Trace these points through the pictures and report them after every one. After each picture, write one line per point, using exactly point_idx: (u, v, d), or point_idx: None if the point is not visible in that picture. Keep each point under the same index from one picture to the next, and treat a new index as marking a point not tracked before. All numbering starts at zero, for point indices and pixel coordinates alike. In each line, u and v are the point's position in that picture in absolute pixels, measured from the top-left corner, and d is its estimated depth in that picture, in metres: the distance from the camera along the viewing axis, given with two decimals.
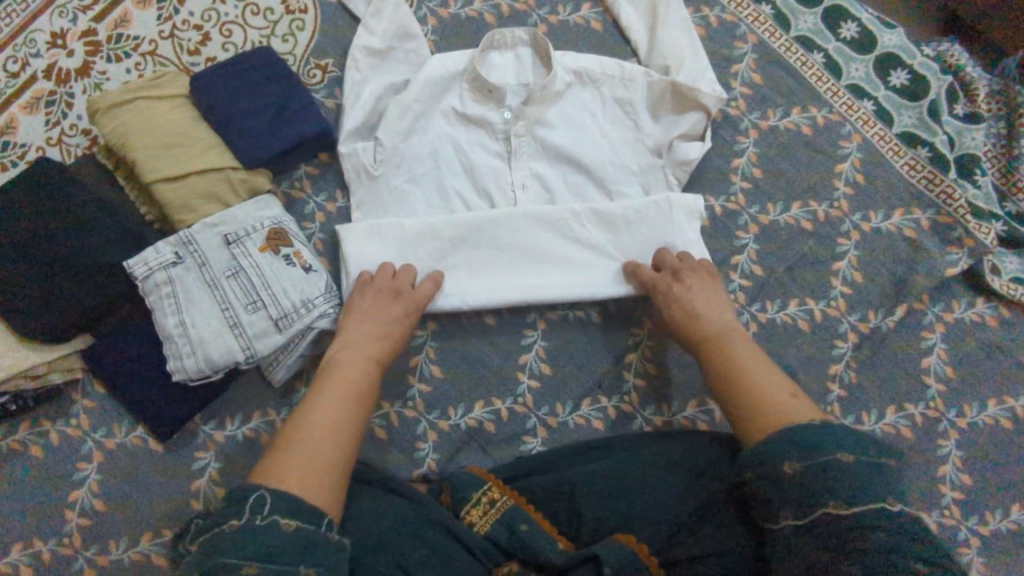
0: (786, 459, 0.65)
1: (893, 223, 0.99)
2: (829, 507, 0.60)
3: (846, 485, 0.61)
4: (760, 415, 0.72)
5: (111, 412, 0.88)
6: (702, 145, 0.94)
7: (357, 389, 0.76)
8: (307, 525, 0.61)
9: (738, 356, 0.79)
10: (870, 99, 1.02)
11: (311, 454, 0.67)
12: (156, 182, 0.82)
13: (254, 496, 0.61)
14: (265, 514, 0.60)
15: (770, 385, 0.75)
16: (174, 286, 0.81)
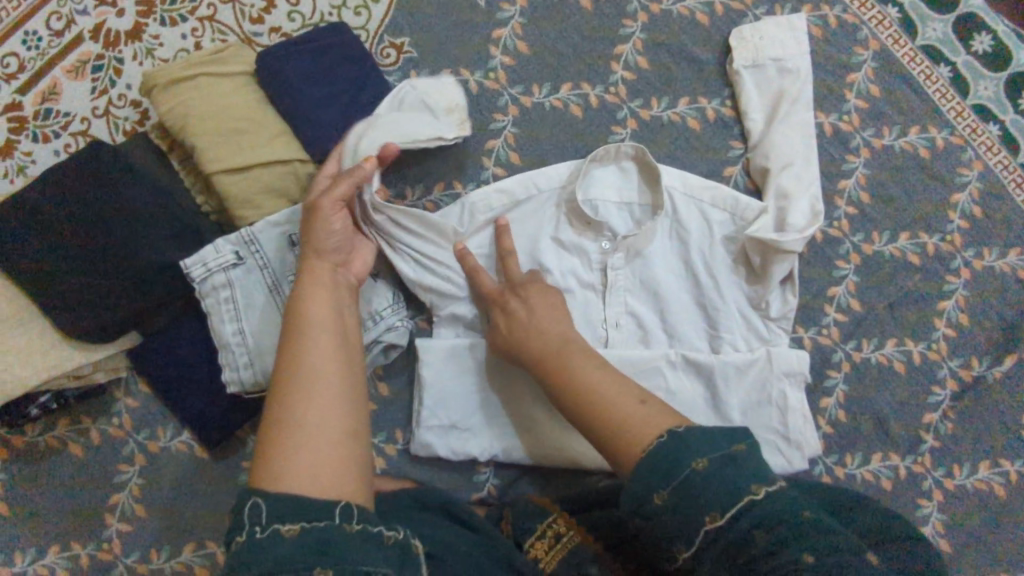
0: (654, 486, 0.60)
1: (1009, 262, 0.91)
2: (705, 523, 0.58)
3: (714, 495, 0.58)
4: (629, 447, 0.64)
5: (155, 413, 0.82)
6: (813, 218, 0.84)
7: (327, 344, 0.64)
8: (315, 522, 0.52)
9: (583, 370, 0.72)
10: (996, 122, 0.92)
11: (304, 444, 0.57)
12: (217, 173, 0.74)
13: (247, 506, 0.53)
14: (265, 524, 0.52)
15: (619, 395, 0.68)
16: (232, 289, 0.74)
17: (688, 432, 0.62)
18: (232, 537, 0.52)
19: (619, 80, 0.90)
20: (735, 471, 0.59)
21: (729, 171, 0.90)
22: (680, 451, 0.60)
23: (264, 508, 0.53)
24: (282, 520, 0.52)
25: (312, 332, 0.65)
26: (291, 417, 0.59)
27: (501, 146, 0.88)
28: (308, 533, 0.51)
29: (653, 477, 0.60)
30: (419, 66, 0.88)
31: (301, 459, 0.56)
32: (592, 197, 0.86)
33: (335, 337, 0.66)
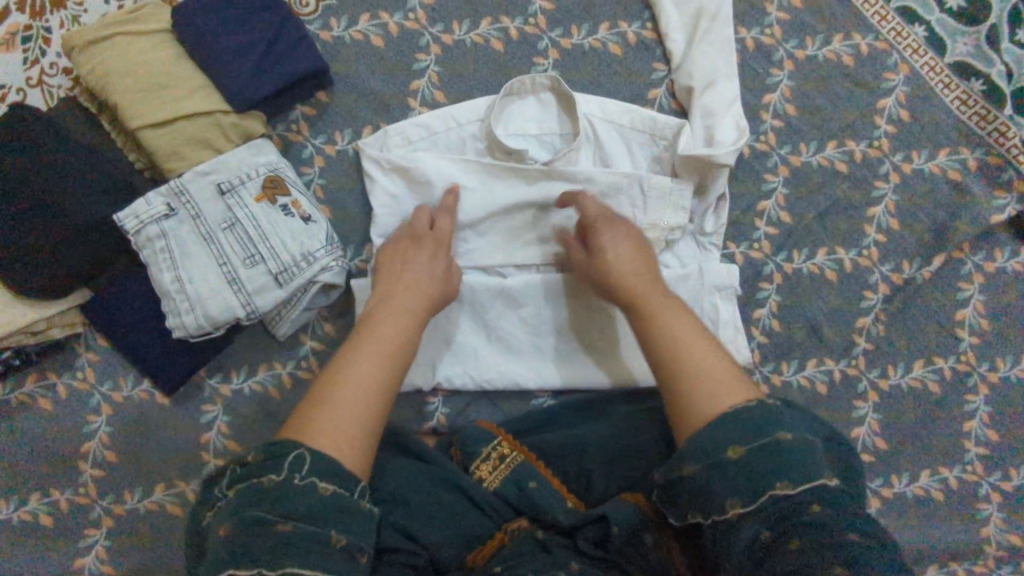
0: (726, 445, 0.61)
1: (938, 163, 0.91)
2: (775, 488, 0.58)
3: (764, 465, 0.59)
4: (683, 388, 0.66)
5: (116, 365, 0.87)
6: (738, 132, 0.86)
7: (395, 342, 0.70)
8: (342, 491, 0.59)
9: (665, 305, 0.73)
10: (922, 23, 0.92)
11: (342, 408, 0.63)
12: (142, 128, 0.77)
13: (293, 454, 0.60)
14: (304, 474, 0.59)
15: (695, 339, 0.69)
16: (168, 239, 0.77)
17: (736, 414, 0.62)
18: (267, 475, 0.58)
19: (538, 11, 0.91)
20: (772, 455, 0.59)
21: (653, 94, 0.91)
22: (733, 433, 0.61)
23: (309, 462, 0.60)
24: (320, 476, 0.59)
25: (377, 342, 0.70)
26: (338, 408, 0.63)
27: (426, 86, 0.90)
28: (337, 500, 0.59)
29: (676, 458, 0.63)
30: (339, 12, 0.89)
31: (337, 416, 0.63)
32: (513, 131, 0.89)
33: (390, 354, 0.69)
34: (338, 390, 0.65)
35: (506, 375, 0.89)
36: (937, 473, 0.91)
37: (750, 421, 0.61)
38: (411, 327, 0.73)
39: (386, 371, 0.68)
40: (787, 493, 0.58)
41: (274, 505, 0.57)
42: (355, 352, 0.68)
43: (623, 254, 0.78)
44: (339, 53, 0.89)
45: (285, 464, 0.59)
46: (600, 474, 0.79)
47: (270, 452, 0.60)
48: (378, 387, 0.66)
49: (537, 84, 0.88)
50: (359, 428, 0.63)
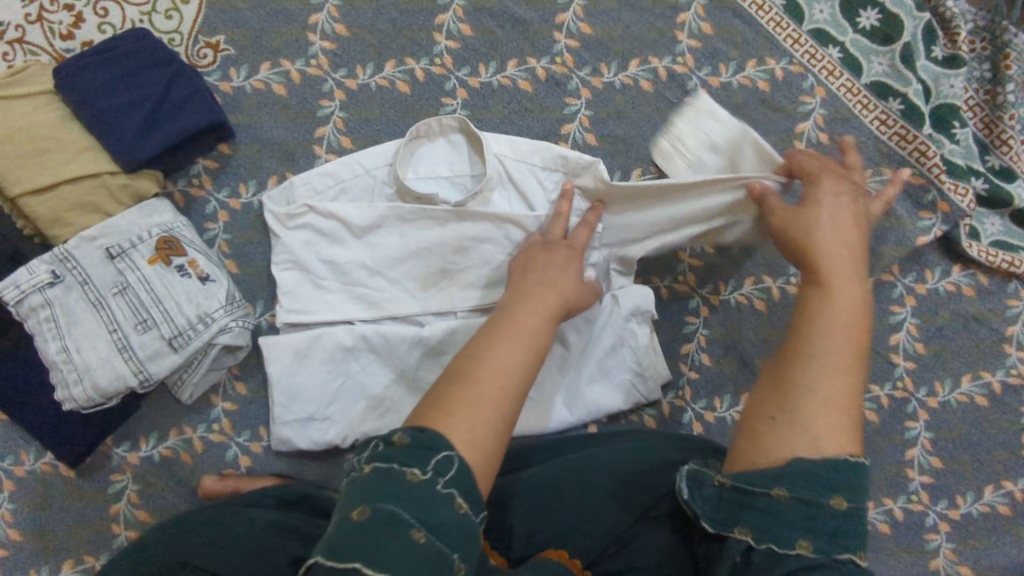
0: (830, 495, 0.56)
1: (861, 186, 0.89)
2: (854, 556, 0.55)
3: (855, 535, 0.56)
4: (803, 401, 0.62)
5: (17, 438, 0.83)
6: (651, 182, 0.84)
7: (536, 337, 0.64)
8: (472, 510, 0.52)
9: (823, 306, 0.66)
10: (836, 45, 0.90)
11: (480, 400, 0.57)
12: (22, 195, 0.74)
13: (434, 452, 0.53)
14: (447, 482, 0.52)
15: (834, 362, 0.63)
16: (53, 308, 0.74)
17: (852, 471, 0.58)
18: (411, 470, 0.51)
19: (443, 50, 0.89)
20: (856, 527, 0.56)
21: (566, 129, 0.89)
22: (818, 475, 0.57)
23: (454, 468, 0.53)
24: (460, 489, 0.52)
25: (518, 335, 0.64)
26: (464, 411, 0.56)
27: (331, 133, 0.87)
28: (462, 519, 0.51)
29: (769, 475, 0.58)
30: (238, 62, 0.87)
31: (479, 414, 0.56)
32: (424, 175, 0.87)
33: (528, 350, 0.63)
34: (480, 382, 0.58)
35: None
36: (880, 504, 0.88)
37: (858, 487, 0.57)
38: (548, 322, 0.67)
39: (519, 363, 0.62)
40: (855, 561, 0.55)
41: (420, 510, 0.50)
42: (497, 341, 0.62)
43: (835, 224, 0.71)
44: (240, 104, 0.87)
45: (428, 464, 0.52)
46: (523, 525, 0.76)
47: (425, 447, 0.53)
48: (516, 381, 0.60)
49: (444, 124, 0.86)
50: (494, 434, 0.57)
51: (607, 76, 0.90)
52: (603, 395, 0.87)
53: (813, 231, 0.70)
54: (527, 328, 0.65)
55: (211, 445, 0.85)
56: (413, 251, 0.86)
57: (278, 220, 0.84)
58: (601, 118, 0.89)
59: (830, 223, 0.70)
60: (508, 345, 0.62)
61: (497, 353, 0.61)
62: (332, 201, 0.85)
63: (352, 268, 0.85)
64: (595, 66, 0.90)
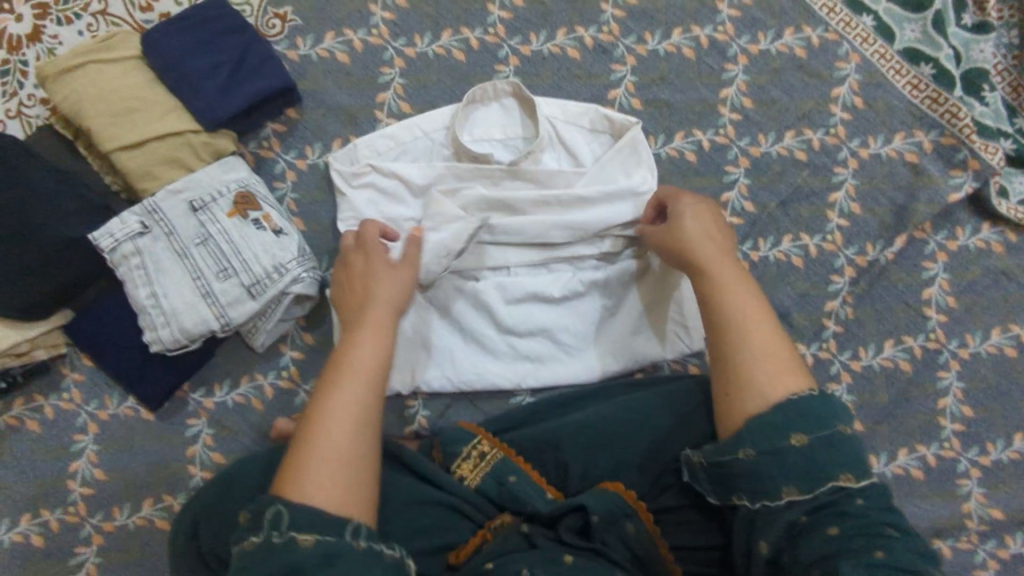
0: (787, 435, 0.65)
1: (894, 147, 0.94)
2: (838, 480, 0.63)
3: (841, 464, 0.64)
4: (739, 371, 0.70)
5: (100, 384, 0.89)
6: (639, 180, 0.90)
7: (370, 369, 0.71)
8: (328, 536, 0.58)
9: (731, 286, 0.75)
10: (869, 13, 0.95)
11: (321, 449, 0.64)
12: (115, 150, 0.80)
13: (272, 510, 0.60)
14: (282, 530, 0.58)
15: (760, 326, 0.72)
16: (142, 256, 0.80)
17: (804, 402, 0.67)
18: (249, 538, 0.59)
19: (497, 21, 0.94)
20: (831, 453, 0.64)
21: (612, 95, 0.94)
22: (780, 433, 0.65)
23: (287, 517, 0.59)
24: (298, 529, 0.58)
25: (352, 373, 0.70)
26: (304, 465, 0.63)
27: (391, 98, 0.92)
28: (320, 545, 0.57)
29: (732, 444, 0.68)
30: (304, 32, 0.92)
31: (322, 467, 0.63)
32: (478, 137, 0.92)
33: (360, 384, 0.69)
34: (315, 438, 0.65)
35: (484, 377, 0.91)
36: (914, 451, 0.92)
37: (819, 418, 0.66)
38: (382, 348, 0.73)
39: (351, 399, 0.68)
40: (841, 484, 0.63)
41: (269, 564, 0.57)
42: (332, 388, 0.69)
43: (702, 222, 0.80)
44: (306, 71, 0.92)
45: (263, 524, 0.59)
46: (578, 465, 0.81)
47: (255, 513, 0.60)
48: (351, 415, 0.67)
49: (497, 89, 0.91)
50: (343, 474, 0.64)
51: (651, 44, 0.95)
52: (648, 345, 0.92)
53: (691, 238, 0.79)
54: (354, 364, 0.71)
55: (280, 391, 0.90)
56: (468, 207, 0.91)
57: (342, 179, 0.89)
58: (646, 83, 0.94)
59: (699, 227, 0.79)
60: (337, 390, 0.69)
61: (335, 396, 0.68)
62: (393, 161, 0.90)
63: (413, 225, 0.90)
64: (640, 34, 0.95)
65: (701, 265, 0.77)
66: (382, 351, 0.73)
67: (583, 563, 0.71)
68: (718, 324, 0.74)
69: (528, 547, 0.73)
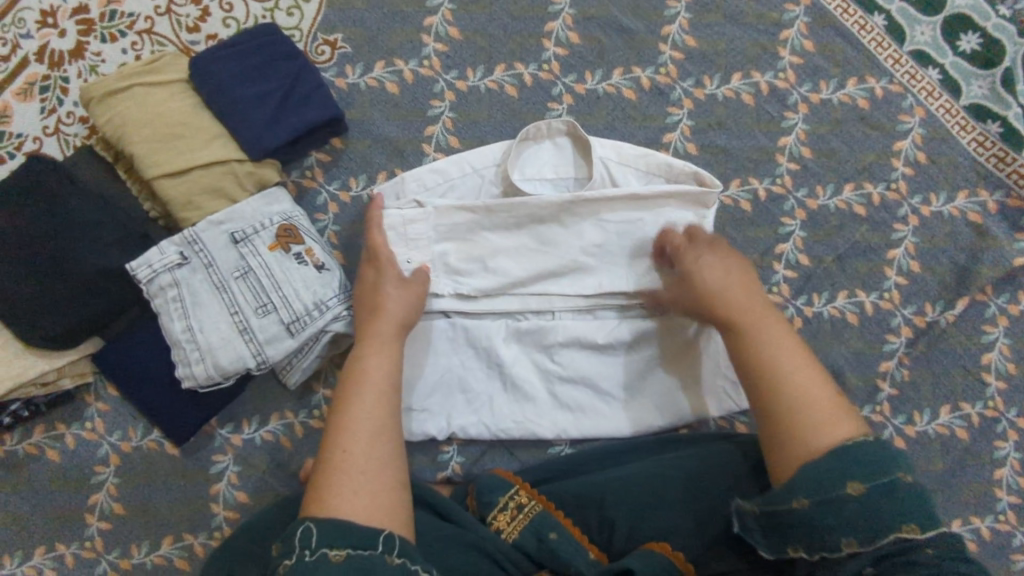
0: (845, 482, 0.59)
1: (957, 206, 0.90)
2: (901, 531, 0.57)
3: (909, 509, 0.58)
4: (793, 419, 0.65)
5: (125, 415, 0.85)
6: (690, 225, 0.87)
7: (386, 386, 0.71)
8: (361, 549, 0.56)
9: (760, 329, 0.72)
10: (936, 66, 0.92)
11: (351, 462, 0.64)
12: (157, 177, 0.77)
13: (299, 531, 0.58)
14: (314, 547, 0.56)
15: (795, 361, 0.69)
16: (180, 288, 0.77)
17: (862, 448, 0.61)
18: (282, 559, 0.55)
19: (552, 57, 0.91)
20: (895, 500, 0.58)
21: (667, 138, 0.91)
22: (833, 478, 0.60)
23: (317, 532, 0.57)
24: (331, 545, 0.56)
25: (367, 388, 0.70)
26: (337, 480, 0.62)
27: (440, 132, 0.90)
28: (354, 561, 0.55)
29: (787, 490, 0.61)
30: (354, 60, 0.90)
31: (352, 481, 0.62)
32: (528, 176, 0.89)
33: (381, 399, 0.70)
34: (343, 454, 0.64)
35: (523, 425, 0.87)
36: (968, 523, 0.88)
37: (873, 460, 0.60)
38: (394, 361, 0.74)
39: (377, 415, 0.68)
40: (907, 535, 0.57)
41: None
42: (351, 404, 0.69)
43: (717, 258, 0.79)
44: (354, 100, 0.89)
45: (294, 544, 0.56)
46: (624, 524, 0.77)
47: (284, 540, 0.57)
48: (379, 430, 0.67)
49: (549, 127, 0.88)
50: (375, 486, 0.63)
51: (709, 88, 0.92)
52: (696, 401, 0.88)
53: (704, 282, 0.77)
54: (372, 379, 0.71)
55: (311, 430, 0.86)
56: (513, 247, 0.87)
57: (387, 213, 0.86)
58: (702, 128, 0.91)
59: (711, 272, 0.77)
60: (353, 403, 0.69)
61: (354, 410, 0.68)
62: (440, 197, 0.87)
63: (457, 265, 0.86)
64: (698, 77, 0.92)
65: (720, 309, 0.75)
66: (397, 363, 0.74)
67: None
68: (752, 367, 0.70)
69: None
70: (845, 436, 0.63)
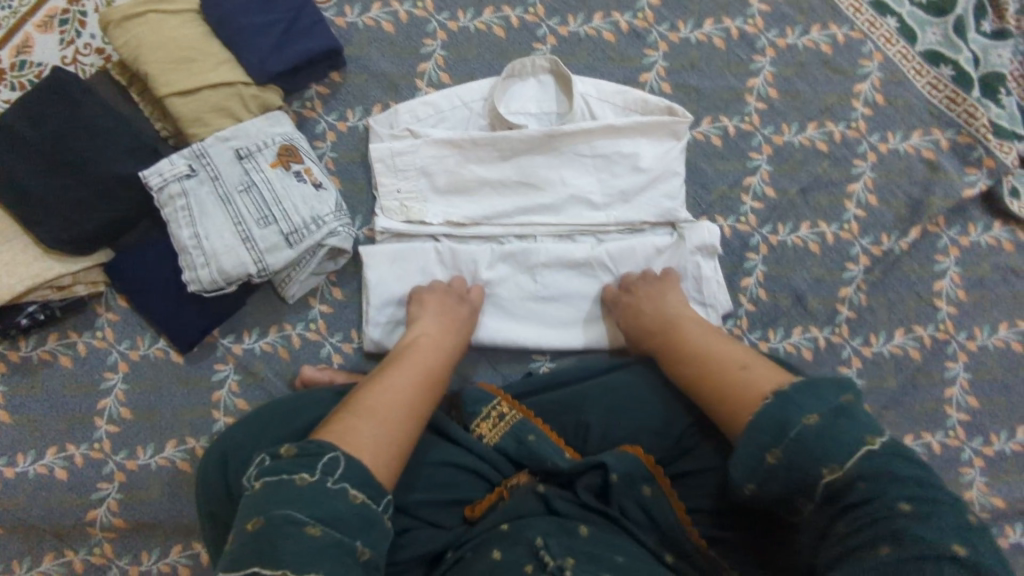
0: (764, 449, 0.60)
1: (911, 144, 0.97)
2: (824, 474, 0.57)
3: (834, 446, 0.57)
4: (727, 394, 0.70)
5: (133, 324, 0.91)
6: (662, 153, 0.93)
7: (430, 371, 0.76)
8: (372, 501, 0.58)
9: (688, 331, 0.83)
10: (893, 15, 0.99)
11: (382, 418, 0.66)
12: (169, 95, 0.84)
13: (326, 456, 0.58)
14: (337, 479, 0.57)
15: (717, 349, 0.78)
16: (187, 198, 0.83)
17: (773, 403, 0.62)
18: (302, 473, 0.56)
19: (537, 1, 0.98)
20: (826, 434, 0.58)
21: (644, 78, 0.98)
22: (753, 449, 0.60)
23: (343, 466, 0.58)
24: (353, 483, 0.58)
25: (414, 369, 0.75)
26: (366, 425, 0.64)
27: (432, 68, 0.96)
28: (366, 510, 0.57)
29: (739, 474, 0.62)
30: (352, 1, 0.96)
31: (380, 432, 0.64)
32: (514, 109, 0.95)
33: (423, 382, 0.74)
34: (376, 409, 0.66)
35: (505, 339, 0.93)
36: (920, 438, 0.94)
37: (784, 403, 0.61)
38: (441, 361, 0.79)
39: (417, 391, 0.72)
40: (832, 473, 0.56)
41: (313, 508, 0.55)
42: (393, 378, 0.72)
43: (674, 306, 0.88)
44: (352, 37, 0.96)
45: (321, 465, 0.57)
46: (598, 428, 0.82)
47: (310, 451, 0.58)
48: (416, 403, 0.70)
49: (534, 64, 0.94)
50: (395, 444, 0.64)
51: (683, 32, 0.99)
52: None
53: (650, 313, 0.87)
54: (419, 366, 0.76)
55: (307, 343, 0.92)
56: (498, 174, 0.93)
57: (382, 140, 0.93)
58: (677, 69, 0.98)
59: (664, 305, 0.88)
60: (394, 376, 0.73)
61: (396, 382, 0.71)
62: (431, 127, 0.94)
63: (447, 188, 0.93)
64: (673, 22, 0.99)
65: (668, 322, 0.85)
66: (441, 363, 0.79)
67: (598, 532, 0.72)
68: (696, 367, 0.76)
69: (544, 510, 0.74)
70: (773, 387, 0.68)
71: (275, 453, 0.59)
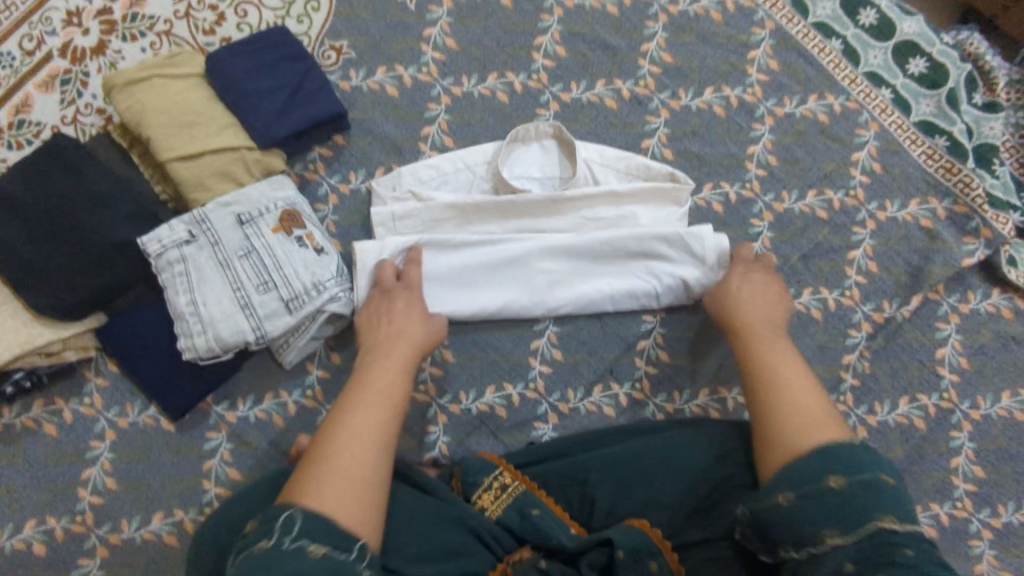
0: (826, 476, 0.64)
1: (910, 212, 0.99)
2: (881, 522, 0.60)
3: (883, 505, 0.61)
4: (792, 420, 0.71)
5: (124, 391, 0.88)
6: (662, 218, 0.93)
7: (388, 397, 0.73)
8: (334, 553, 0.58)
9: (781, 349, 0.79)
10: (887, 87, 1.01)
11: (339, 465, 0.65)
12: (170, 160, 0.83)
13: (281, 518, 0.59)
14: (293, 537, 0.58)
15: (792, 373, 0.76)
16: (186, 264, 0.82)
17: (837, 449, 0.66)
18: (260, 541, 0.58)
19: (540, 68, 0.99)
20: (866, 492, 0.62)
21: (646, 144, 0.99)
22: (809, 468, 0.65)
23: (299, 522, 0.59)
24: (312, 538, 0.58)
25: (370, 396, 0.72)
26: (322, 474, 0.64)
27: (436, 132, 0.96)
28: (327, 561, 0.57)
29: (786, 481, 0.65)
30: (357, 65, 0.97)
31: (336, 481, 0.63)
32: (517, 174, 0.95)
33: (381, 409, 0.71)
34: (327, 458, 0.65)
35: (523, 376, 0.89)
36: (928, 509, 0.92)
37: (854, 462, 0.65)
38: (401, 377, 0.75)
39: (373, 422, 0.69)
40: (885, 526, 0.60)
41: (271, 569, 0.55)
42: (350, 410, 0.70)
43: (767, 303, 0.86)
44: (356, 101, 0.96)
45: (275, 529, 0.58)
46: (604, 501, 0.78)
47: (265, 520, 0.60)
48: (374, 436, 0.68)
49: (537, 130, 0.95)
50: (359, 492, 0.64)
51: (684, 100, 1.00)
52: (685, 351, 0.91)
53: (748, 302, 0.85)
54: (376, 389, 0.73)
55: (304, 410, 0.89)
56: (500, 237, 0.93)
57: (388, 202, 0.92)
58: (678, 135, 0.99)
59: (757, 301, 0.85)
60: (351, 412, 0.70)
61: (348, 417, 0.69)
62: (435, 191, 0.93)
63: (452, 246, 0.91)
64: (674, 90, 1.00)
65: (745, 323, 0.83)
66: (404, 379, 0.76)
67: None
68: (761, 388, 0.76)
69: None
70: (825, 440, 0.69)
71: (242, 534, 0.61)
